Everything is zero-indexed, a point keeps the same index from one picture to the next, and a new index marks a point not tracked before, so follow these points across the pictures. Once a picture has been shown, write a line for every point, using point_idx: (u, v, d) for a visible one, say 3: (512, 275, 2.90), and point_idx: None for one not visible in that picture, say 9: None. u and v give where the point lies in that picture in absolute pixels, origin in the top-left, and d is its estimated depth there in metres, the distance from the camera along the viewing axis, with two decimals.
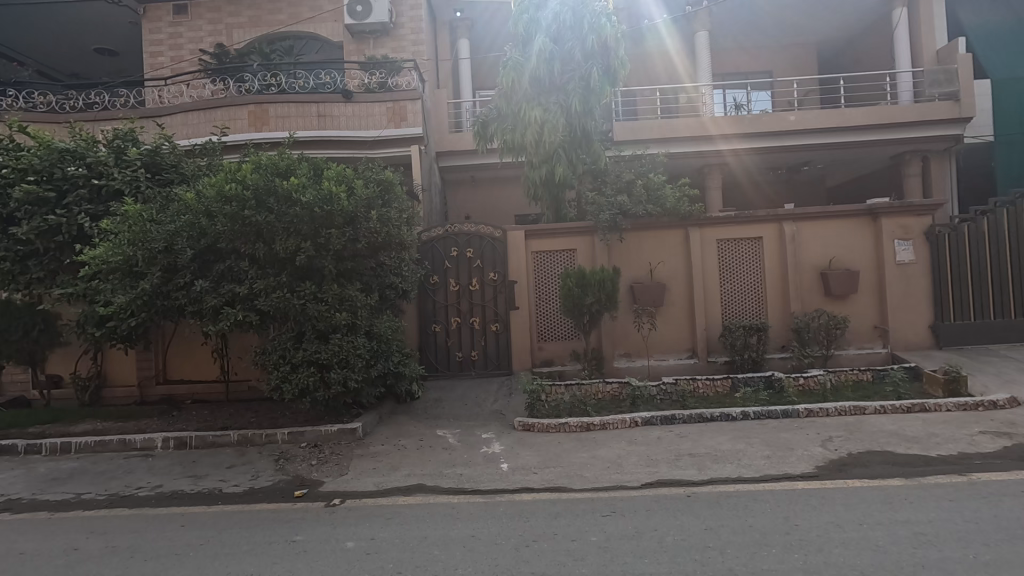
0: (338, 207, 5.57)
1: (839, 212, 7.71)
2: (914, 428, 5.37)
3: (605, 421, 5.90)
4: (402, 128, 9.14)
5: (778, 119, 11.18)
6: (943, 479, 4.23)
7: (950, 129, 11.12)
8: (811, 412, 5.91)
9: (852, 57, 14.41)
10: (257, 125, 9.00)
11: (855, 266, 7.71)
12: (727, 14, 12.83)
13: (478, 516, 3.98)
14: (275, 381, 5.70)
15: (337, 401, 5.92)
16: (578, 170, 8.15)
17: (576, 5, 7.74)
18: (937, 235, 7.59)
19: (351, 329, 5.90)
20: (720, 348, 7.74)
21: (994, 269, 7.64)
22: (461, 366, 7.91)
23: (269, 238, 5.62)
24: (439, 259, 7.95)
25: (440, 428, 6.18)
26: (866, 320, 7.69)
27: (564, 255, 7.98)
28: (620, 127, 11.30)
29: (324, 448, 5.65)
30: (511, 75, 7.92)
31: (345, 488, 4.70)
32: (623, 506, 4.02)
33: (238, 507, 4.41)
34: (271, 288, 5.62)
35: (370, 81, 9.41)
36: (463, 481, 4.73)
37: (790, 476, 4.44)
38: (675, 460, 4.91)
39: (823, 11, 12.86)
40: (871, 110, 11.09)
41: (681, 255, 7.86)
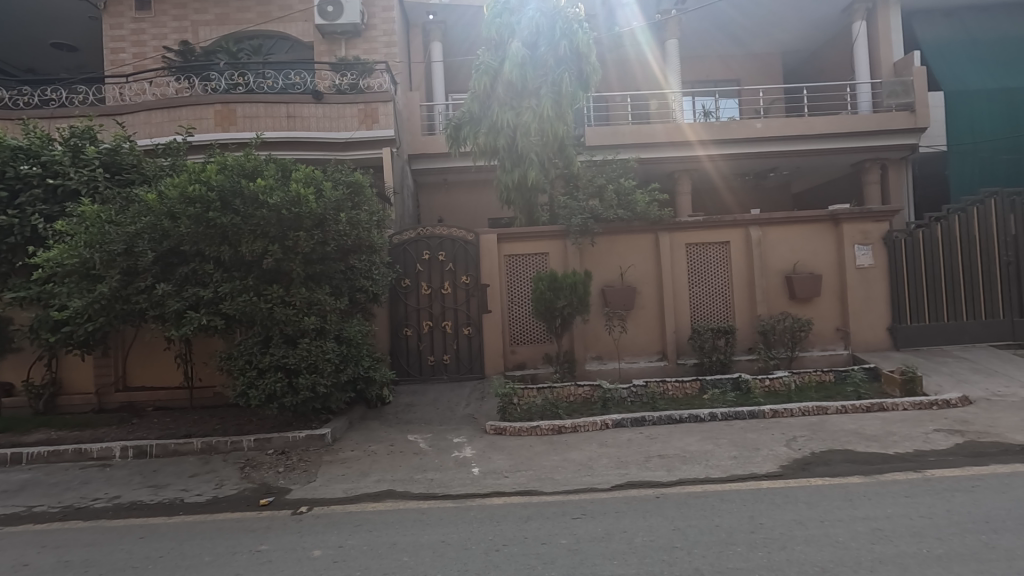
0: (307, 209, 5.46)
1: (802, 218, 7.93)
2: (873, 427, 5.55)
3: (577, 424, 5.94)
4: (375, 130, 9.07)
5: (745, 126, 11.45)
6: (899, 475, 4.39)
7: (906, 139, 11.57)
8: (776, 412, 6.05)
9: (815, 68, 14.86)
10: (224, 126, 8.81)
11: (818, 271, 7.94)
12: (696, 22, 13.11)
13: (448, 521, 3.95)
14: (241, 387, 5.57)
15: (306, 407, 5.79)
16: (551, 175, 8.30)
17: (550, 11, 7.81)
18: (895, 240, 7.88)
19: (320, 333, 5.81)
20: (689, 350, 7.87)
21: (946, 273, 7.95)
22: (433, 371, 7.86)
23: (235, 240, 5.49)
24: (411, 262, 7.89)
25: (412, 433, 6.12)
26: (828, 323, 7.93)
27: (536, 258, 8.02)
28: (593, 131, 11.39)
29: (291, 454, 5.54)
30: (484, 79, 7.95)
31: (313, 496, 4.61)
32: (593, 508, 4.04)
33: (201, 517, 4.29)
34: (237, 291, 5.50)
35: (341, 82, 9.32)
36: (434, 485, 4.69)
37: (755, 476, 4.54)
38: (645, 461, 4.97)
39: (788, 22, 13.25)
40: (833, 119, 11.46)
41: (652, 259, 7.97)
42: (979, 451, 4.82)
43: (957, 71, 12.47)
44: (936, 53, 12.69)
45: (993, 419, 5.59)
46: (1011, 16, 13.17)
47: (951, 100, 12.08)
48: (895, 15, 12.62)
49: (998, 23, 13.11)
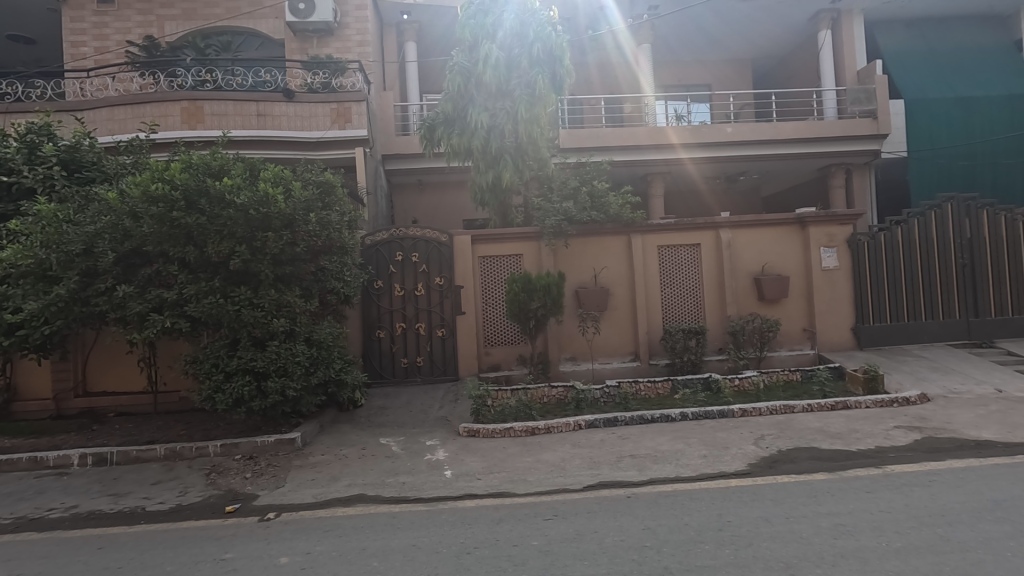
0: (276, 209, 5.34)
1: (770, 220, 8.11)
2: (838, 424, 5.70)
3: (550, 425, 5.96)
4: (347, 130, 8.97)
5: (716, 130, 11.68)
6: (861, 472, 4.52)
7: (870, 145, 11.93)
8: (745, 412, 6.16)
9: (783, 75, 15.23)
10: (191, 124, 8.60)
11: (786, 273, 8.13)
12: (668, 27, 13.31)
13: (420, 524, 3.92)
14: (207, 391, 5.44)
15: (275, 411, 5.69)
16: (525, 177, 8.29)
17: (524, 13, 7.83)
18: (859, 243, 8.12)
19: (290, 335, 5.70)
20: (661, 351, 7.97)
21: (906, 274, 8.22)
22: (406, 373, 7.79)
23: (200, 240, 5.37)
24: (384, 264, 7.81)
25: (384, 436, 6.05)
26: (795, 323, 8.12)
27: (511, 259, 8.03)
28: (569, 135, 11.49)
29: (260, 459, 5.43)
30: (458, 80, 7.93)
31: (281, 502, 4.51)
32: (565, 509, 4.06)
33: (164, 526, 4.16)
34: (203, 293, 5.36)
35: (313, 81, 9.19)
36: (405, 489, 4.65)
37: (724, 474, 4.62)
38: (617, 461, 5.01)
39: (756, 29, 13.56)
40: (799, 124, 11.76)
41: (624, 261, 8.05)
42: (936, 446, 5.00)
43: (917, 79, 12.90)
44: (897, 62, 13.12)
45: (949, 416, 5.81)
46: (966, 29, 13.74)
47: (912, 108, 12.49)
48: (858, 24, 13.03)
49: (954, 35, 13.64)
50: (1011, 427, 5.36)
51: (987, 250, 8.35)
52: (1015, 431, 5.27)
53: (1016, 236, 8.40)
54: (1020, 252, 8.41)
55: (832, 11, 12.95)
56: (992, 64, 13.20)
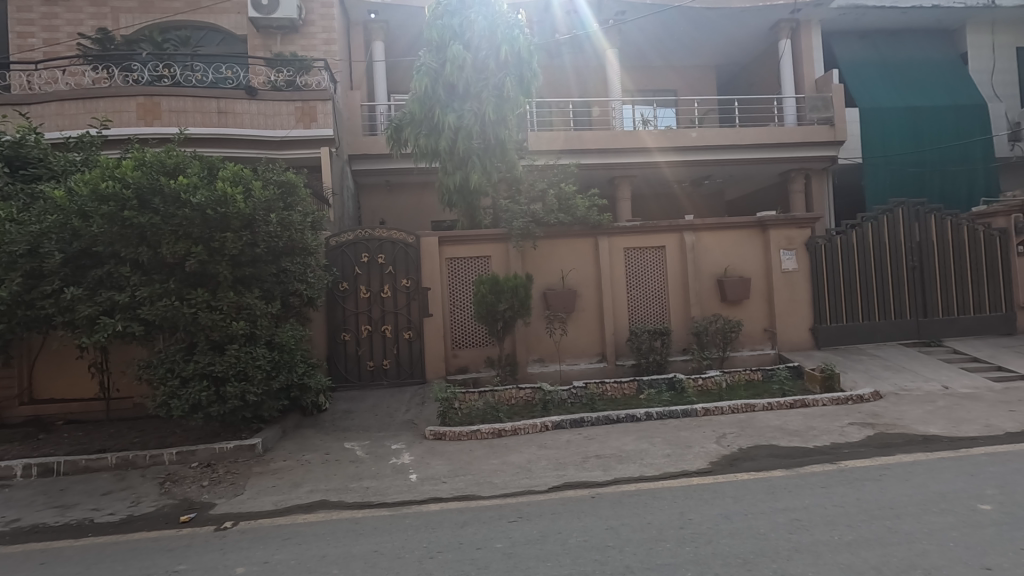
0: (234, 208, 5.19)
1: (732, 224, 8.31)
2: (796, 422, 5.87)
3: (517, 427, 5.96)
4: (312, 129, 8.84)
5: (681, 135, 11.91)
6: (817, 468, 4.66)
7: (827, 150, 12.37)
8: (708, 411, 6.29)
9: (746, 82, 15.63)
10: (148, 120, 8.32)
11: (747, 274, 8.33)
12: (635, 33, 13.52)
13: (383, 530, 3.86)
14: (162, 397, 5.26)
15: (235, 416, 5.54)
16: (493, 178, 8.24)
17: (491, 15, 7.83)
18: (817, 245, 8.37)
19: (250, 338, 5.54)
20: (628, 352, 8.06)
21: (861, 275, 8.53)
22: (372, 376, 7.69)
23: (154, 241, 5.19)
24: (349, 264, 7.70)
25: (349, 440, 5.96)
26: (756, 323, 8.33)
27: (479, 261, 8.02)
28: (537, 137, 11.56)
29: (218, 467, 5.27)
30: (425, 80, 7.87)
31: (239, 510, 4.38)
32: (530, 511, 4.06)
33: (113, 538, 3.99)
34: (157, 295, 5.17)
35: (277, 78, 9.01)
36: (369, 494, 4.58)
37: (686, 473, 4.70)
38: (583, 462, 5.05)
39: (719, 37, 13.88)
40: (760, 130, 12.09)
41: (592, 262, 8.12)
42: (887, 442, 5.20)
43: (872, 88, 13.39)
44: (853, 72, 13.61)
45: (901, 412, 6.05)
46: (916, 41, 14.35)
47: (866, 116, 12.96)
48: (816, 35, 13.48)
49: (906, 47, 14.23)
50: (956, 422, 5.61)
51: (935, 252, 8.72)
52: (960, 426, 5.52)
53: (961, 239, 8.81)
54: (965, 255, 8.83)
55: (791, 21, 13.36)
56: (940, 75, 13.81)
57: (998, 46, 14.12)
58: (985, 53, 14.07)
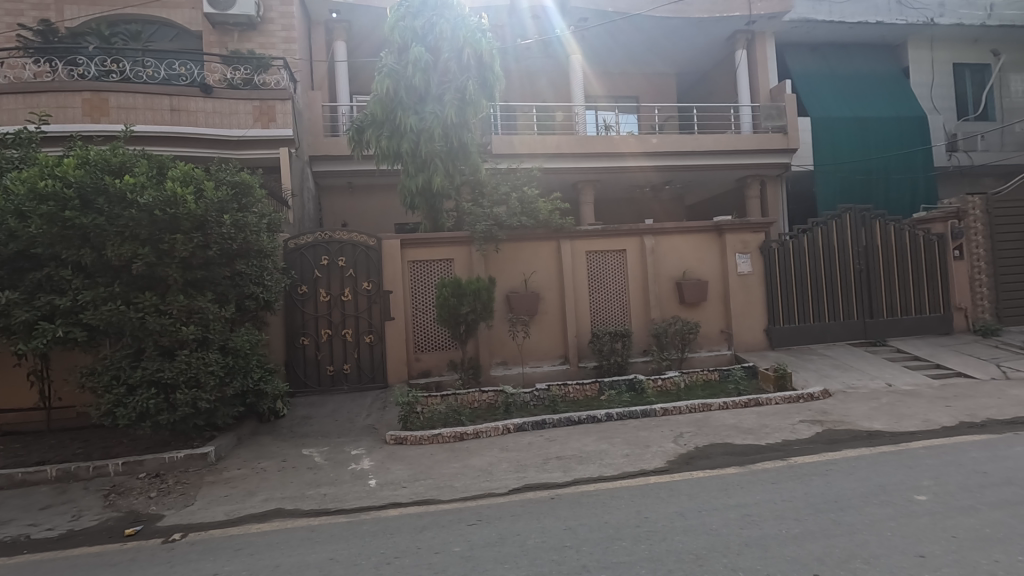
0: (184, 209, 5.03)
1: (690, 228, 8.52)
2: (750, 420, 6.06)
3: (478, 430, 5.96)
4: (271, 129, 8.68)
5: (642, 140, 12.14)
6: (769, 464, 4.82)
7: (781, 157, 12.82)
8: (666, 411, 6.42)
9: (705, 90, 16.04)
10: (94, 116, 7.98)
11: (704, 278, 8.54)
12: (598, 39, 13.71)
13: (339, 536, 3.80)
14: (107, 406, 5.04)
15: (186, 424, 5.35)
16: (456, 181, 8.23)
17: (454, 19, 7.83)
18: (770, 249, 8.66)
19: (203, 344, 5.36)
20: (590, 353, 8.15)
21: (812, 278, 8.87)
22: (333, 381, 7.55)
23: (99, 243, 4.99)
24: (308, 267, 7.55)
25: (307, 447, 5.83)
26: (714, 325, 8.55)
27: (442, 264, 7.99)
28: (500, 140, 11.60)
29: (167, 477, 5.07)
30: (386, 82, 7.78)
31: (189, 521, 4.23)
32: (490, 513, 4.07)
33: (50, 555, 3.80)
34: (102, 299, 4.97)
35: (233, 77, 8.79)
36: (327, 501, 4.49)
37: (644, 472, 4.78)
38: (543, 463, 5.08)
39: (679, 45, 14.19)
40: (718, 137, 12.45)
41: (554, 265, 8.19)
42: (834, 438, 5.41)
43: (822, 99, 13.95)
44: (805, 82, 14.14)
45: (848, 409, 6.32)
46: (863, 55, 15.01)
47: (817, 125, 13.50)
48: (770, 45, 13.94)
49: (854, 60, 14.88)
50: (898, 418, 5.89)
51: (880, 256, 9.14)
52: (902, 421, 5.80)
53: (903, 243, 9.27)
54: (907, 258, 9.28)
55: (747, 32, 13.78)
56: (885, 88, 14.50)
57: (937, 62, 14.92)
58: (924, 68, 14.84)
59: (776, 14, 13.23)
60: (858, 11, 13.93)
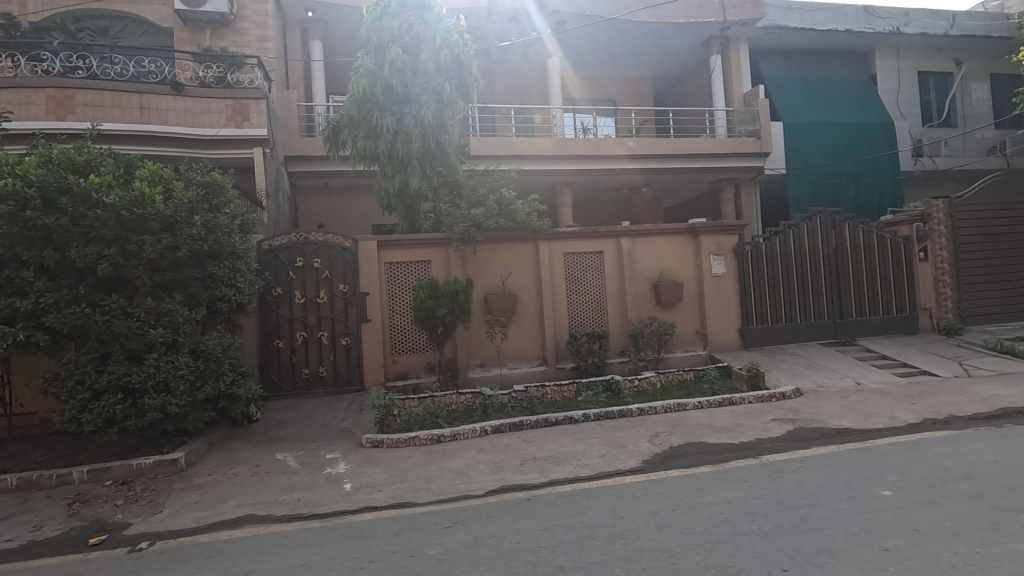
0: (153, 210, 4.93)
1: (666, 230, 8.62)
2: (723, 419, 6.16)
3: (455, 432, 5.94)
4: (245, 129, 8.55)
5: (618, 143, 12.26)
6: (741, 462, 4.90)
7: (754, 161, 13.08)
8: (642, 411, 6.49)
9: (681, 94, 16.25)
10: (59, 114, 7.75)
11: (680, 279, 8.66)
12: (576, 42, 13.80)
13: (312, 542, 3.75)
14: (71, 412, 4.90)
15: (155, 430, 5.23)
16: (434, 182, 8.19)
17: (431, 20, 7.81)
18: (744, 251, 8.82)
19: (172, 347, 5.24)
20: (568, 354, 8.19)
21: (784, 279, 9.06)
22: (308, 384, 7.44)
23: (63, 244, 4.85)
24: (283, 269, 7.44)
25: (281, 451, 5.74)
26: (689, 326, 8.67)
27: (419, 265, 7.95)
28: (478, 142, 11.60)
29: (134, 484, 4.94)
30: (363, 81, 7.70)
31: (157, 529, 4.13)
32: (466, 515, 4.05)
33: (9, 567, 3.67)
34: (66, 302, 4.83)
35: (205, 74, 8.64)
36: (300, 506, 4.43)
37: (620, 472, 4.82)
38: (520, 465, 5.08)
39: (655, 49, 14.37)
40: (693, 141, 12.65)
41: (532, 267, 8.21)
42: (805, 436, 5.53)
43: (794, 104, 14.26)
44: (777, 87, 14.44)
45: (818, 407, 6.46)
46: (833, 62, 15.40)
47: (789, 130, 13.81)
48: (744, 51, 14.21)
49: (824, 67, 15.24)
50: (866, 416, 6.05)
51: (849, 258, 9.38)
52: (869, 419, 5.95)
53: (872, 246, 9.52)
54: (875, 260, 9.53)
55: (720, 37, 14.01)
56: (854, 94, 14.89)
57: (903, 69, 15.36)
58: (891, 75, 15.25)
59: (749, 20, 13.49)
60: (828, 19, 14.36)
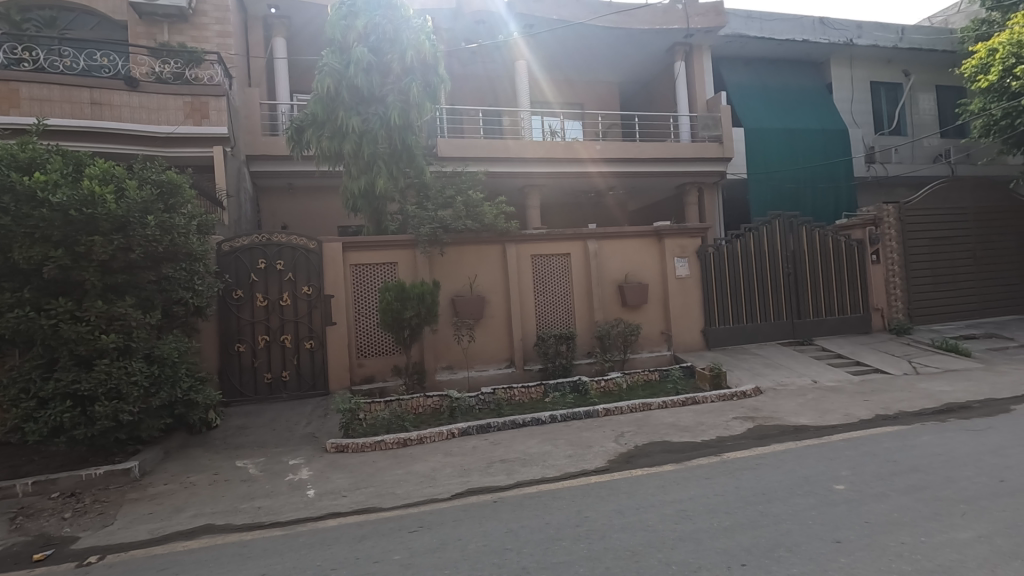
0: (104, 209, 4.77)
1: (631, 233, 8.76)
2: (687, 418, 6.29)
3: (422, 435, 5.89)
4: (203, 126, 8.30)
5: (586, 146, 12.42)
6: (703, 460, 5.02)
7: (717, 165, 13.41)
8: (609, 411, 6.57)
9: (647, 99, 16.51)
10: (2, 108, 7.39)
11: (645, 280, 8.80)
12: (543, 45, 13.89)
13: (273, 551, 3.66)
14: (14, 421, 4.66)
15: (107, 438, 5.03)
16: (400, 183, 8.10)
17: (397, 20, 7.73)
18: (707, 253, 9.03)
19: (125, 352, 5.03)
20: (535, 356, 8.22)
21: (745, 280, 9.31)
22: (271, 389, 7.27)
23: (6, 245, 4.67)
24: (243, 271, 7.25)
25: (242, 458, 5.59)
26: (654, 327, 8.81)
27: (385, 267, 7.86)
28: (446, 143, 11.55)
29: (84, 496, 4.73)
30: (328, 80, 7.56)
31: (107, 542, 3.96)
32: (432, 519, 4.03)
33: None
34: (8, 305, 4.63)
35: (162, 70, 8.37)
36: (261, 514, 4.32)
37: (586, 472, 4.87)
38: (487, 467, 5.08)
39: (622, 54, 14.58)
40: (658, 145, 12.90)
41: (500, 269, 8.22)
42: (764, 433, 5.69)
43: (754, 111, 14.67)
44: (739, 94, 14.82)
45: (777, 405, 6.66)
46: (791, 70, 15.90)
47: (750, 136, 14.21)
48: (707, 58, 14.53)
49: (783, 75, 15.73)
50: (822, 412, 6.27)
51: (806, 260, 9.70)
52: (825, 416, 6.17)
53: (827, 248, 9.88)
54: (831, 262, 9.88)
55: (685, 44, 14.29)
56: (812, 102, 15.41)
57: (857, 79, 15.98)
58: (846, 85, 15.86)
59: (711, 28, 13.83)
60: (787, 29, 14.82)
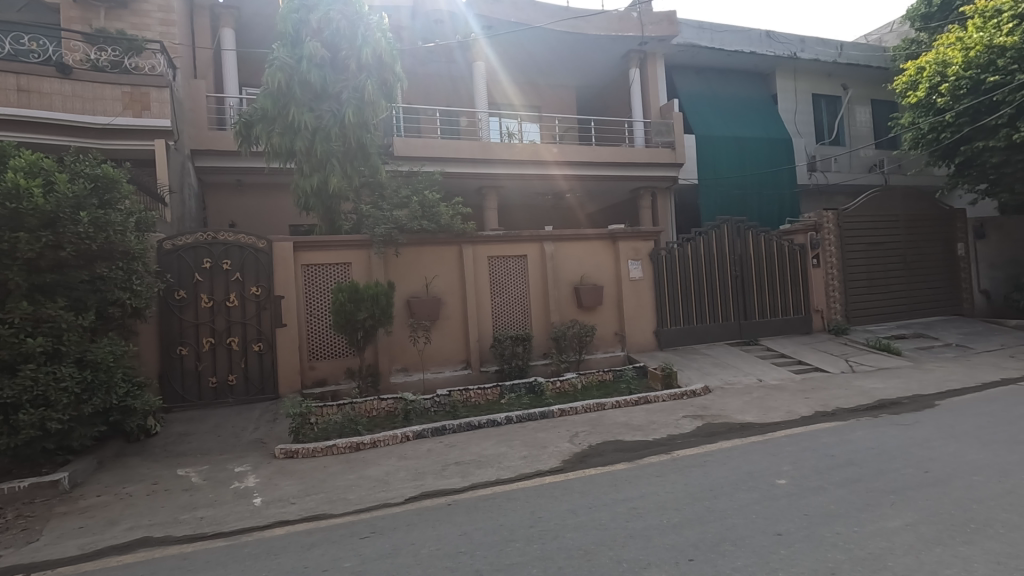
0: (30, 204, 4.51)
1: (586, 235, 8.89)
2: (639, 417, 6.43)
3: (375, 438, 5.79)
4: (144, 118, 7.88)
5: (544, 148, 12.51)
6: (654, 458, 5.13)
7: (669, 170, 13.78)
8: (564, 412, 6.64)
9: (602, 104, 16.79)
10: None
11: (600, 282, 8.93)
12: (501, 47, 13.92)
13: (215, 562, 3.51)
14: None
15: (33, 449, 4.69)
16: (354, 182, 7.94)
17: (352, 16, 7.59)
18: (659, 256, 9.25)
19: (54, 357, 4.74)
20: (492, 357, 8.21)
21: (695, 282, 9.60)
22: (216, 394, 6.98)
23: None
24: (187, 271, 6.94)
25: (184, 466, 5.35)
26: (609, 328, 8.96)
27: (339, 268, 7.68)
28: (402, 142, 11.42)
29: (5, 511, 4.40)
30: (279, 75, 7.33)
31: (30, 560, 3.69)
32: (384, 524, 3.96)
33: None
34: None
35: (98, 57, 7.92)
36: (204, 524, 4.14)
37: (540, 472, 4.90)
38: (441, 470, 5.03)
39: (578, 59, 14.78)
40: (614, 150, 13.14)
41: (456, 270, 8.17)
42: (712, 431, 5.88)
43: (705, 118, 15.16)
44: (690, 102, 15.28)
45: (724, 404, 6.90)
46: (739, 80, 16.50)
47: (701, 143, 14.67)
48: (660, 66, 14.89)
49: (732, 85, 16.32)
50: (766, 410, 6.53)
51: (752, 264, 10.08)
52: (768, 413, 6.43)
53: (772, 252, 10.29)
54: (775, 265, 10.31)
55: (639, 51, 14.61)
56: (758, 112, 16.05)
57: (800, 91, 16.73)
58: (790, 96, 16.58)
59: (665, 36, 14.21)
60: (735, 41, 15.38)
